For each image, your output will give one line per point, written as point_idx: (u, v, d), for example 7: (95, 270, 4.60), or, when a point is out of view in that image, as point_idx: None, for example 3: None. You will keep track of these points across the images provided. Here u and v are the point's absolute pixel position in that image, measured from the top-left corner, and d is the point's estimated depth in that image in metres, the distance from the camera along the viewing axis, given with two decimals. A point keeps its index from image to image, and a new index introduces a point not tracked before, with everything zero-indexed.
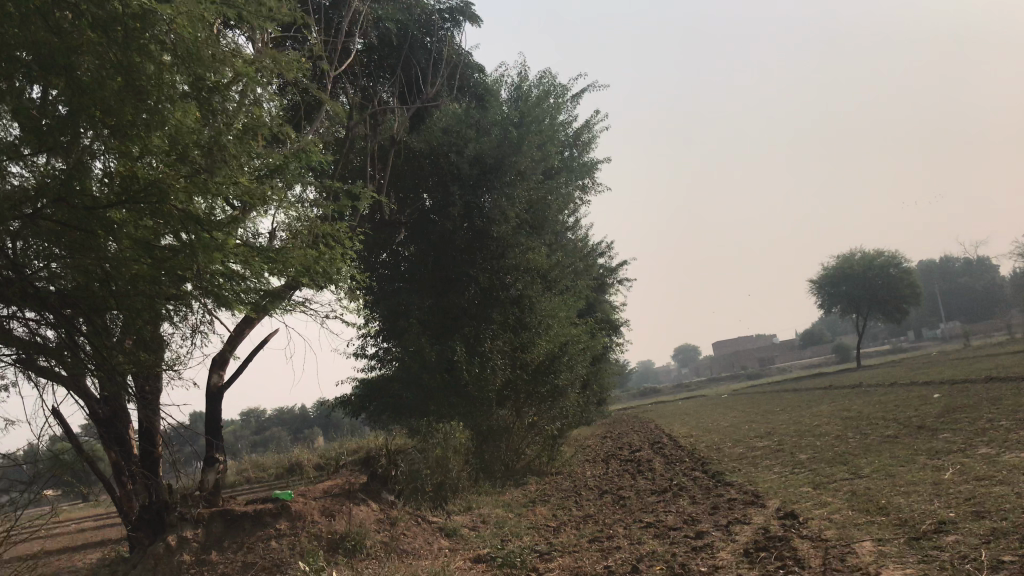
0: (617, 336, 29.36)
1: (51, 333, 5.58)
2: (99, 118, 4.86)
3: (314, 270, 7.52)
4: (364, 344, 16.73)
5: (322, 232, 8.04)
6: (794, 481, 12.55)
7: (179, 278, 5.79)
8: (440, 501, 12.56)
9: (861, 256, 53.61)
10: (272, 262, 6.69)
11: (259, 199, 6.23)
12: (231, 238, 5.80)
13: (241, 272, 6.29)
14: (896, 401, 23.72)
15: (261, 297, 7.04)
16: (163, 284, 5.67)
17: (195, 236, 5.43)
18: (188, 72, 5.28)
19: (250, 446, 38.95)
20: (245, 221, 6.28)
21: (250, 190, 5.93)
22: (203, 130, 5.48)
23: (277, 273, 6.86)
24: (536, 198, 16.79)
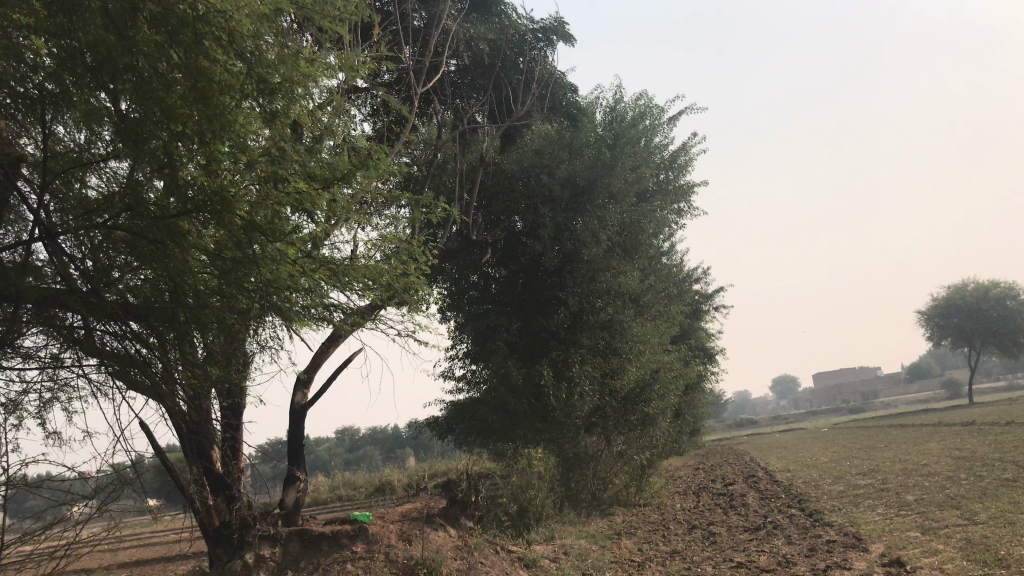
0: (713, 364, 28.49)
1: (124, 347, 5.45)
2: (166, 125, 4.74)
3: (384, 284, 7.31)
4: (452, 366, 16.55)
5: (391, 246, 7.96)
6: (900, 524, 11.66)
7: (247, 293, 5.60)
8: (522, 529, 12.22)
9: (974, 287, 50.91)
10: (342, 277, 6.52)
11: (328, 210, 6.09)
12: (293, 248, 5.64)
13: (309, 287, 6.09)
14: (1013, 442, 22.15)
15: (332, 312, 6.86)
16: (233, 296, 5.55)
17: (259, 246, 5.25)
18: (254, 80, 5.07)
19: (343, 464, 39.39)
20: (310, 231, 6.12)
21: (316, 199, 5.73)
22: (267, 135, 5.30)
23: (346, 287, 6.67)
24: (630, 221, 16.32)
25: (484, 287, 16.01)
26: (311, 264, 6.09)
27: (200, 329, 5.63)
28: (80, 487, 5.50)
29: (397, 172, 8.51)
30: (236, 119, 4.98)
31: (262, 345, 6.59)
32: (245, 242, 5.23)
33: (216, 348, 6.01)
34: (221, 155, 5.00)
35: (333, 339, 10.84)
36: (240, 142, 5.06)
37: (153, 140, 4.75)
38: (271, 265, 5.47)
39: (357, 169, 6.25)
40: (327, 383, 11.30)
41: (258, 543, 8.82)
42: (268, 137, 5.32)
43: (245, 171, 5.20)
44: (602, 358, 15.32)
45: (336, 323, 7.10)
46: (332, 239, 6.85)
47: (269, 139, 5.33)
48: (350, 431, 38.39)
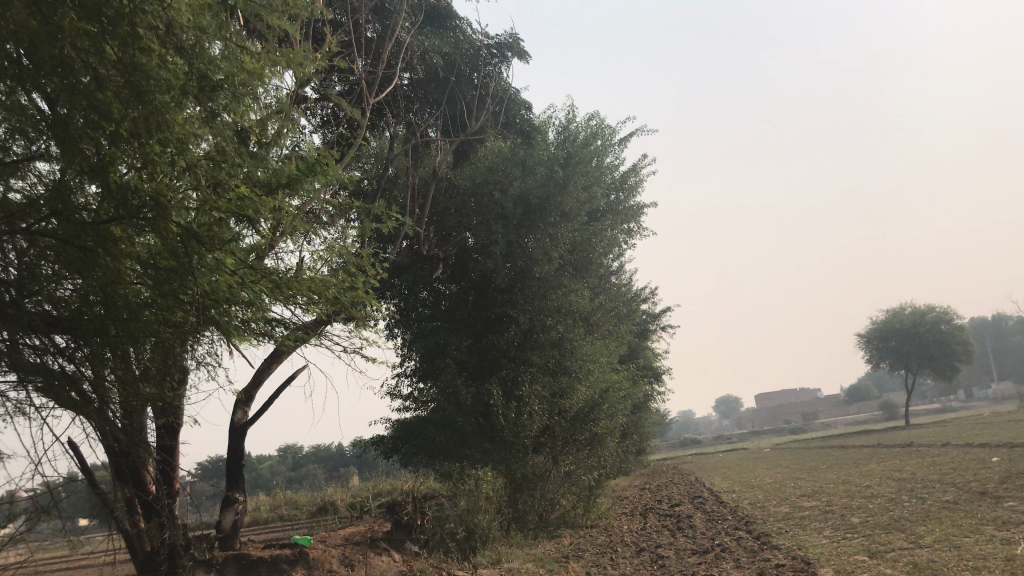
0: (660, 384, 28.56)
1: (55, 361, 5.08)
2: (97, 124, 4.46)
3: (329, 298, 7.03)
4: (399, 384, 16.22)
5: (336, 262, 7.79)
6: (848, 547, 11.66)
7: (183, 305, 5.29)
8: (467, 552, 11.91)
9: (912, 311, 52.13)
10: (286, 290, 6.23)
11: (272, 219, 5.83)
12: (230, 257, 5.35)
13: (249, 300, 5.78)
14: (951, 464, 22.55)
15: (274, 326, 6.56)
16: (167, 309, 5.24)
17: (195, 254, 4.92)
18: (195, 85, 4.80)
19: (284, 482, 38.51)
20: (250, 240, 5.85)
21: (259, 207, 5.46)
22: (205, 137, 5.01)
23: (291, 300, 6.38)
24: (581, 240, 16.23)
25: (433, 303, 15.72)
26: (253, 276, 5.80)
27: (132, 344, 5.30)
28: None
29: (346, 180, 8.26)
30: (172, 118, 4.72)
31: (198, 361, 6.27)
32: (180, 250, 4.91)
33: (152, 363, 5.72)
34: (158, 157, 4.75)
35: (276, 356, 10.49)
36: (178, 142, 4.79)
37: (84, 139, 4.43)
38: (210, 276, 5.17)
39: (305, 176, 5.99)
40: (269, 400, 10.93)
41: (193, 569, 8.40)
42: (208, 139, 5.05)
43: (182, 174, 4.91)
44: (551, 377, 15.13)
45: (279, 339, 6.79)
46: (274, 251, 6.56)
47: (209, 142, 5.08)
48: (292, 449, 37.58)
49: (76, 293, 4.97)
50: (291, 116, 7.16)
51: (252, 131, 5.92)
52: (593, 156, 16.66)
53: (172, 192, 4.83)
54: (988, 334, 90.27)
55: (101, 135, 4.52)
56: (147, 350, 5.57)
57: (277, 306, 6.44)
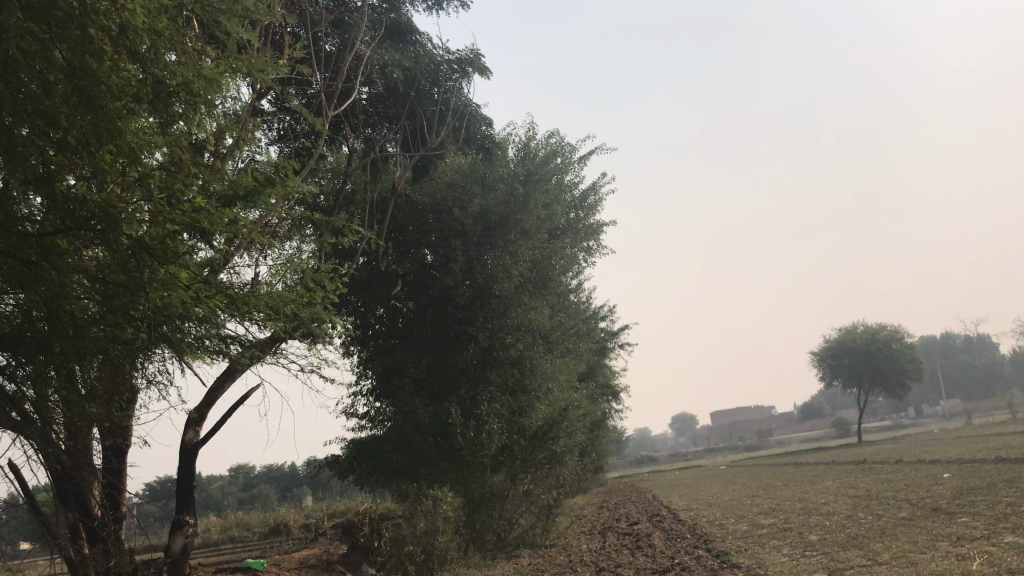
0: (618, 401, 28.56)
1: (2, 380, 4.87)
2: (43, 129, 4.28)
3: (286, 314, 6.86)
4: (356, 403, 15.97)
5: (290, 276, 7.60)
6: (808, 565, 11.67)
7: (133, 321, 5.09)
8: (425, 574, 11.68)
9: (863, 329, 52.98)
10: (242, 306, 6.05)
11: (228, 233, 5.68)
12: (182, 270, 5.20)
13: (202, 316, 5.59)
14: (905, 480, 22.83)
15: (229, 343, 6.38)
16: (115, 325, 5.07)
17: (145, 267, 4.74)
18: (150, 93, 4.69)
19: (237, 503, 37.71)
20: (203, 253, 5.69)
21: (214, 220, 5.29)
22: (157, 146, 4.84)
23: (247, 316, 6.22)
24: (540, 257, 16.18)
25: (390, 321, 15.52)
26: (209, 290, 5.62)
27: (78, 363, 5.10)
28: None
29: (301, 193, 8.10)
30: (124, 126, 4.55)
31: (148, 379, 6.07)
32: (129, 263, 4.72)
33: (95, 382, 5.56)
34: (109, 168, 4.57)
35: (230, 374, 10.24)
36: (130, 152, 4.62)
37: (30, 146, 4.23)
38: (161, 290, 4.99)
39: (262, 189, 5.89)
40: (222, 420, 10.66)
41: None
42: (162, 148, 4.89)
43: (132, 185, 4.73)
44: (511, 396, 15.01)
45: (233, 356, 6.60)
46: (229, 265, 6.38)
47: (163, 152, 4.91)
48: (245, 468, 36.87)
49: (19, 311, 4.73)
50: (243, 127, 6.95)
51: (207, 141, 5.78)
52: (553, 173, 16.65)
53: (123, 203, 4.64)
54: (937, 352, 92.14)
55: (49, 143, 4.32)
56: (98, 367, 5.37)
57: (233, 323, 6.26)
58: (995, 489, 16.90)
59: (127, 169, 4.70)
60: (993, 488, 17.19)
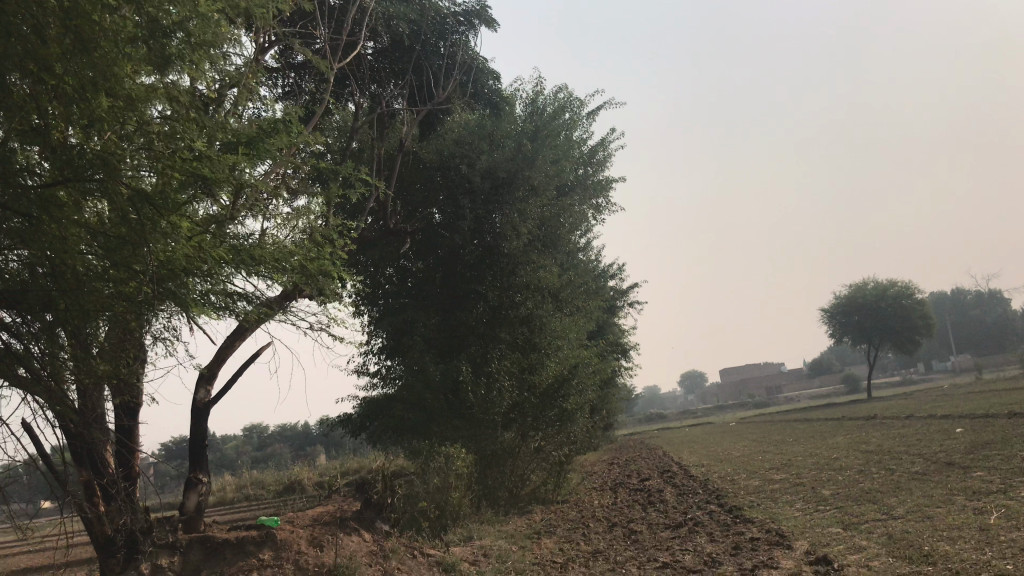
0: (628, 359, 28.51)
1: (19, 338, 4.83)
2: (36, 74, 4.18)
3: (291, 269, 6.73)
4: (366, 361, 15.93)
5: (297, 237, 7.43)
6: (822, 520, 11.63)
7: (135, 275, 4.95)
8: (439, 531, 11.67)
9: (874, 286, 52.63)
10: (248, 260, 5.93)
11: (232, 185, 5.54)
12: (186, 222, 5.04)
13: (207, 270, 5.45)
14: (916, 435, 22.78)
15: (235, 299, 6.25)
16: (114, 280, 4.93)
17: (147, 217, 4.60)
18: (146, 34, 4.52)
19: (250, 462, 37.99)
20: (207, 206, 5.55)
21: (217, 168, 5.13)
22: (152, 91, 4.69)
23: (253, 271, 6.10)
24: (549, 214, 15.98)
25: (400, 280, 15.39)
26: (218, 245, 5.51)
27: (86, 320, 5.04)
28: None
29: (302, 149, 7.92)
30: (122, 73, 4.43)
31: (158, 337, 6.02)
32: (129, 213, 4.57)
33: (103, 340, 5.44)
34: (106, 116, 4.42)
35: (240, 332, 10.16)
36: (128, 100, 4.51)
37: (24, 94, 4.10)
38: (168, 244, 4.89)
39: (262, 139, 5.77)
40: (233, 378, 10.61)
41: (156, 551, 7.99)
42: (164, 97, 4.78)
43: (131, 134, 4.59)
44: (522, 354, 14.94)
45: (240, 314, 6.48)
46: (233, 219, 6.24)
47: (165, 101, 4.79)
48: (258, 427, 37.13)
49: (25, 267, 4.74)
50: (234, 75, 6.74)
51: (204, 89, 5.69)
52: (561, 129, 16.38)
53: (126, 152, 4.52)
54: (948, 308, 91.76)
55: (44, 90, 4.18)
56: (107, 324, 5.31)
57: (240, 280, 6.17)
58: (1009, 443, 16.81)
59: (125, 117, 4.56)
60: (1006, 443, 17.10)
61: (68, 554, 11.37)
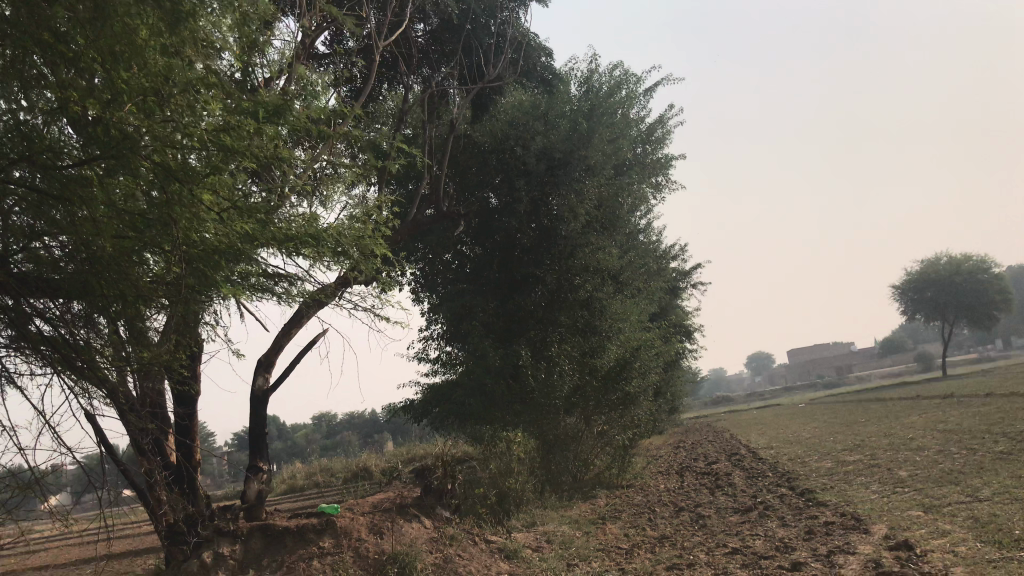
0: (692, 342, 27.98)
1: (50, 328, 4.85)
2: (50, 46, 4.07)
3: (326, 247, 6.44)
4: (426, 347, 15.80)
5: (352, 231, 7.21)
6: (900, 502, 11.08)
7: (168, 253, 4.83)
8: (501, 516, 11.43)
9: (947, 261, 50.84)
10: (283, 239, 5.78)
11: (259, 161, 5.34)
12: (213, 198, 4.85)
13: (242, 248, 5.30)
14: (998, 413, 21.78)
15: (272, 279, 6.12)
16: (140, 258, 4.83)
17: (173, 193, 4.47)
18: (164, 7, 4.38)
19: (320, 450, 38.55)
20: (240, 186, 5.39)
21: (246, 143, 4.98)
22: (173, 65, 4.53)
23: (288, 248, 5.97)
24: (607, 194, 15.59)
25: (458, 267, 15.21)
26: (255, 223, 5.38)
27: (128, 306, 5.02)
28: (21, 475, 4.79)
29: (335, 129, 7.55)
30: (140, 39, 4.32)
31: (202, 319, 6.08)
32: (152, 188, 4.47)
33: (142, 325, 5.36)
34: (125, 87, 4.27)
35: (296, 319, 10.09)
36: (153, 72, 4.42)
37: (36, 65, 4.08)
38: (204, 223, 4.83)
39: (288, 106, 5.62)
40: (291, 365, 10.54)
41: (216, 539, 7.82)
42: (187, 66, 4.68)
43: (153, 109, 4.41)
44: (582, 337, 14.62)
45: (283, 298, 6.33)
46: (270, 199, 6.08)
47: (190, 70, 4.67)
48: (326, 416, 37.66)
49: (67, 258, 4.66)
50: (269, 50, 6.55)
51: (225, 62, 5.52)
52: (618, 107, 15.88)
53: (156, 123, 4.39)
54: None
55: (57, 61, 4.14)
56: (153, 311, 5.33)
57: (270, 255, 6.19)
58: None
59: (145, 91, 4.38)
60: None
61: (137, 543, 11.45)
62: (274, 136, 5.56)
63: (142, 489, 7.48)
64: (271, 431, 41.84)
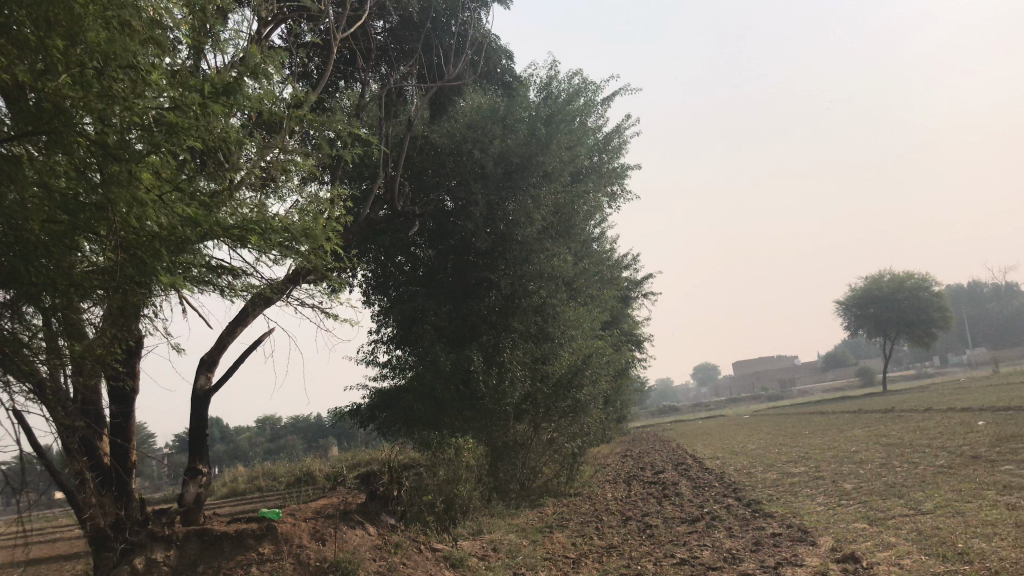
0: (642, 352, 28.06)
1: None
2: None
3: (273, 239, 6.15)
4: (375, 351, 15.52)
5: (308, 226, 6.95)
6: (846, 515, 11.13)
7: (106, 237, 4.58)
8: (447, 524, 11.22)
9: (890, 278, 51.93)
10: (229, 229, 5.54)
11: (205, 143, 5.11)
12: (156, 181, 4.60)
13: (186, 236, 5.04)
14: (937, 428, 22.22)
15: (216, 271, 5.86)
16: (75, 244, 4.56)
17: (112, 173, 4.25)
18: None
19: (262, 454, 37.81)
20: (187, 169, 5.15)
21: (194, 123, 4.74)
22: (115, 36, 4.29)
23: (236, 238, 5.72)
24: (563, 201, 15.52)
25: (411, 268, 14.85)
26: (201, 208, 5.13)
27: (60, 296, 4.76)
28: None
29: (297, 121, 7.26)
30: (78, 7, 4.10)
31: (141, 311, 5.80)
32: (88, 167, 4.24)
33: (75, 317, 5.07)
34: (61, 58, 4.05)
35: (242, 317, 9.78)
36: (94, 43, 4.19)
37: None
38: (151, 209, 4.58)
39: (242, 88, 5.40)
40: (236, 364, 10.22)
41: (149, 545, 7.47)
42: (132, 39, 4.47)
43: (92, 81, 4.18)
44: (534, 343, 14.52)
45: (228, 291, 6.07)
46: (223, 187, 5.82)
47: (134, 43, 4.47)
48: (271, 419, 36.94)
49: None
50: (225, 34, 6.35)
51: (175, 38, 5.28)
52: (577, 114, 15.84)
53: (96, 94, 4.17)
54: (964, 301, 90.78)
55: None
56: (89, 302, 5.03)
57: (214, 246, 5.91)
58: None
59: (83, 62, 4.15)
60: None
61: (66, 547, 10.96)
62: (225, 118, 5.33)
63: (71, 491, 7.10)
64: (213, 433, 40.94)
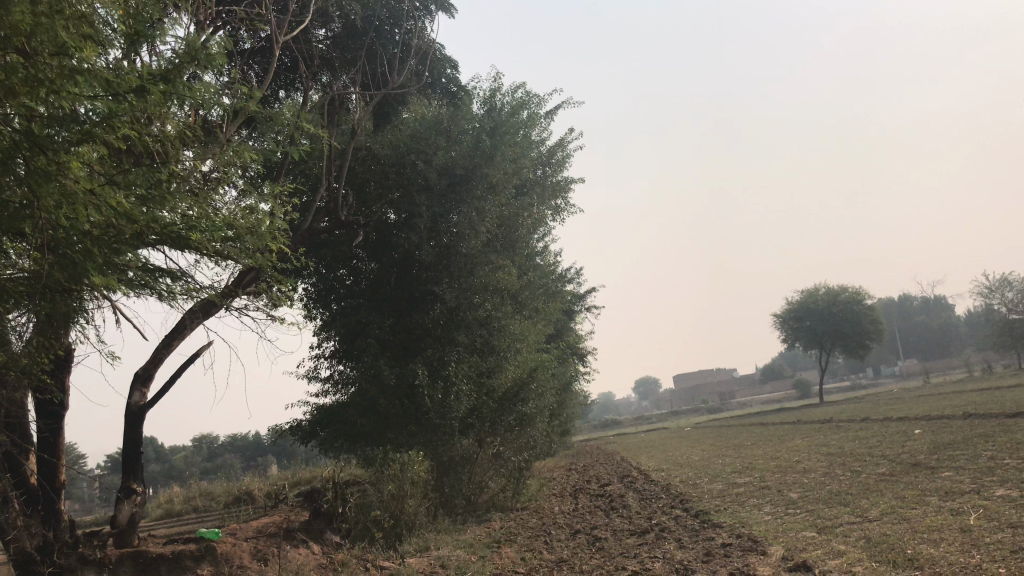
0: (585, 365, 28.04)
1: None
2: None
3: (209, 236, 5.86)
4: (318, 366, 15.15)
5: (251, 229, 6.66)
6: (793, 523, 11.17)
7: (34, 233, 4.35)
8: (393, 541, 10.94)
9: (825, 291, 53.01)
10: (164, 227, 5.27)
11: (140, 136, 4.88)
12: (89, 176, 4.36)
13: (123, 233, 4.79)
14: (875, 437, 22.60)
15: (152, 272, 5.57)
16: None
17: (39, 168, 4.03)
18: None
19: (198, 473, 36.75)
20: (124, 164, 4.91)
21: (130, 114, 4.50)
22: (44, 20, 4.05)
23: (171, 235, 5.44)
24: (508, 213, 15.40)
25: (353, 282, 14.45)
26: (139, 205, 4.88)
27: None
28: None
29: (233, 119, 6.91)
30: None
31: (71, 319, 5.48)
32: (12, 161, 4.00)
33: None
34: None
35: (179, 330, 9.40)
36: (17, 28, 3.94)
37: None
38: (85, 207, 4.33)
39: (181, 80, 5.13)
40: (172, 379, 9.84)
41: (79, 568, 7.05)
42: (63, 24, 4.23)
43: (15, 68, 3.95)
44: (479, 357, 14.38)
45: (164, 293, 5.78)
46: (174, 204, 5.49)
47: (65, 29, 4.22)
48: (209, 436, 35.98)
49: None
50: (164, 32, 6.11)
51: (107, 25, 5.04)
52: (521, 126, 15.75)
53: (19, 80, 3.96)
54: (895, 314, 93.25)
55: None
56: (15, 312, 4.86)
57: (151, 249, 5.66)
58: (970, 443, 16.63)
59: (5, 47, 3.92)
60: (967, 443, 16.91)
61: None
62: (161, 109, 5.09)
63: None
64: (147, 452, 39.72)
